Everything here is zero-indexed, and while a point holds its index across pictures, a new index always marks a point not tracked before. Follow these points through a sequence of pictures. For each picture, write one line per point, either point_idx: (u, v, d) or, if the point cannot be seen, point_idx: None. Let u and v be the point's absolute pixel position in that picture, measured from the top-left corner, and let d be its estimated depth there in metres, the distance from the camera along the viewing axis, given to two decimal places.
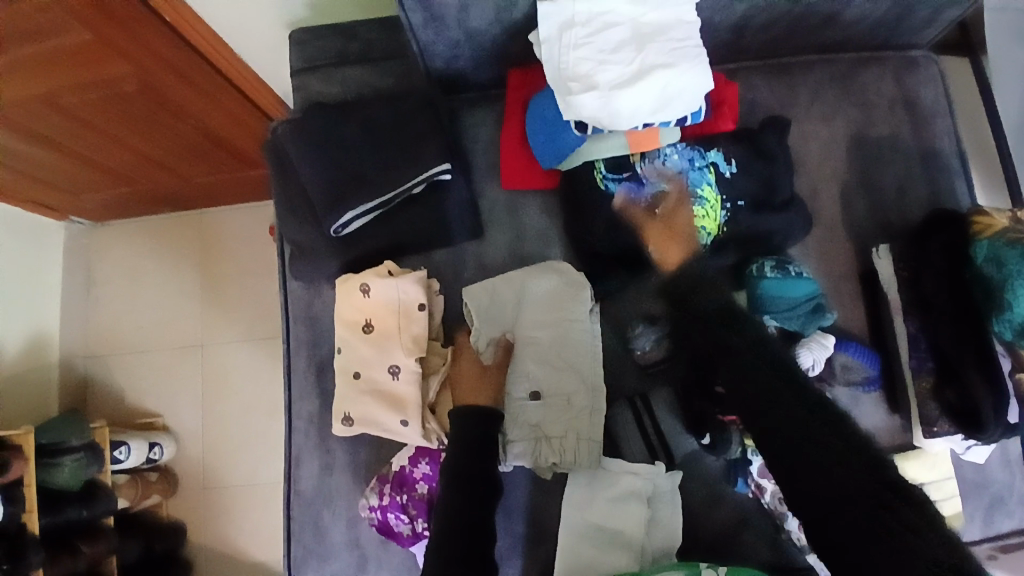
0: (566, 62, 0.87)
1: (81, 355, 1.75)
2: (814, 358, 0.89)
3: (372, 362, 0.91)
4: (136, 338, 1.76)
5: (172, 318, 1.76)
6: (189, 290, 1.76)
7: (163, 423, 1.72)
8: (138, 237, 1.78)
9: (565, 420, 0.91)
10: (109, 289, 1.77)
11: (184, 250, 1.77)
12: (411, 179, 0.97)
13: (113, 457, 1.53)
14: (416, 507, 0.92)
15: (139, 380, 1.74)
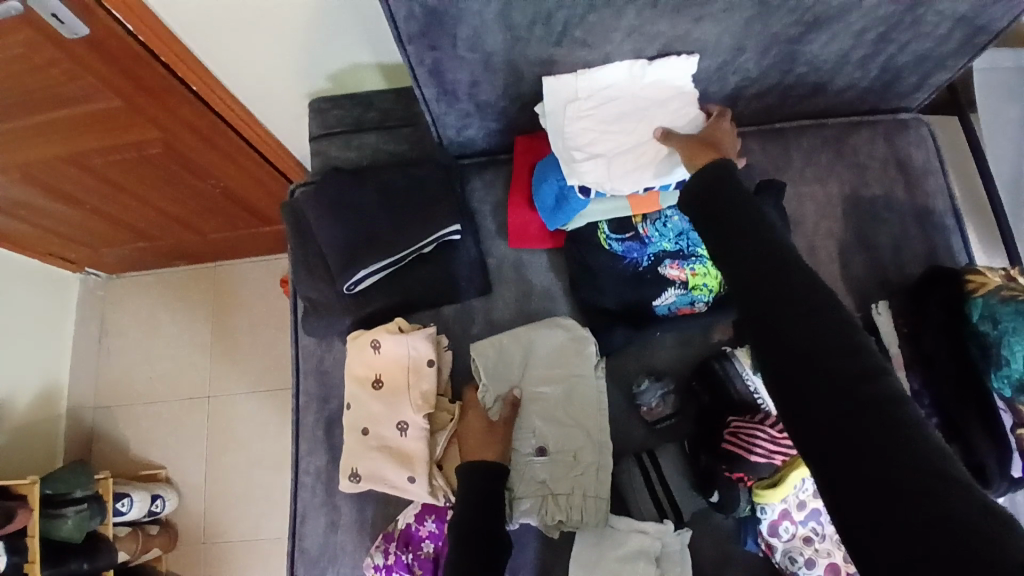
0: (570, 133, 0.93)
1: (91, 406, 1.76)
2: None
3: (381, 418, 0.92)
4: (145, 389, 1.77)
5: (182, 369, 1.78)
6: (200, 341, 1.79)
7: (167, 475, 1.72)
8: (153, 289, 1.83)
9: (572, 478, 0.91)
10: (122, 340, 1.81)
11: (197, 302, 1.81)
12: (422, 239, 1.01)
13: (116, 509, 1.52)
14: (423, 567, 0.92)
15: (146, 431, 1.75)
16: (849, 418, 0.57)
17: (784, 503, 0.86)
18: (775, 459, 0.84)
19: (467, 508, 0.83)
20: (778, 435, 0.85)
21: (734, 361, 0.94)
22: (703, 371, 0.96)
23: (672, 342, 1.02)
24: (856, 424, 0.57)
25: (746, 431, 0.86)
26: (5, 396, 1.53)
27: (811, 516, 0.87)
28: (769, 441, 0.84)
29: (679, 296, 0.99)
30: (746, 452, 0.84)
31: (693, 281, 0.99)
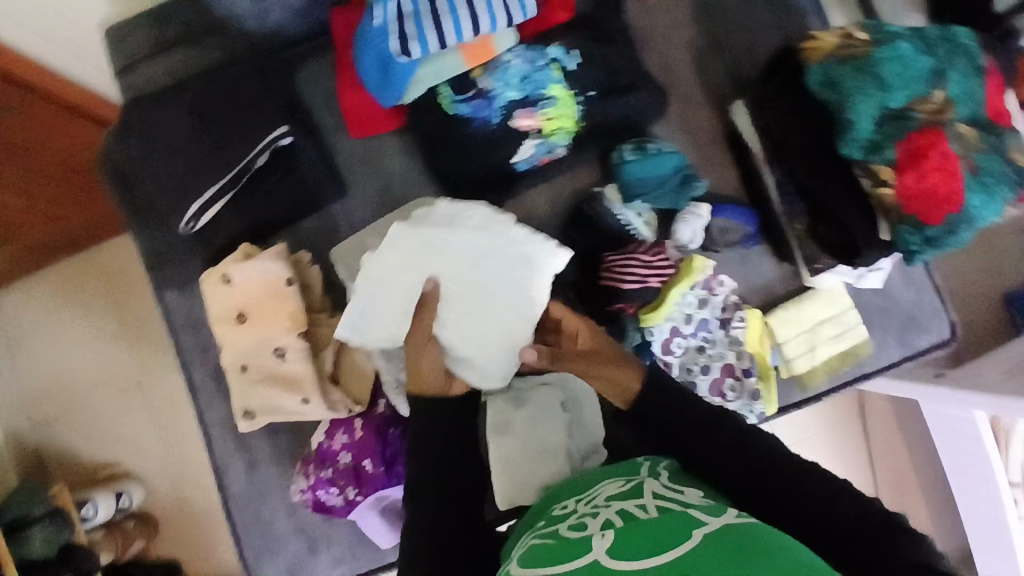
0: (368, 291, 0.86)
1: (26, 428, 1.69)
2: (692, 228, 0.91)
3: (256, 351, 0.87)
4: (71, 397, 1.69)
5: (102, 367, 1.69)
6: (108, 333, 1.69)
7: (126, 469, 1.68)
8: (40, 294, 1.69)
9: None
10: (30, 355, 1.69)
11: (92, 296, 1.69)
12: (250, 151, 0.91)
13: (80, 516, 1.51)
14: (343, 478, 0.90)
15: (89, 435, 1.68)
16: (770, 488, 0.67)
17: (671, 321, 0.92)
18: (648, 281, 0.88)
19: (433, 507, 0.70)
20: (651, 259, 0.89)
21: (602, 198, 0.94)
22: (581, 220, 0.95)
23: (543, 197, 0.98)
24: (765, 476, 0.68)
25: (617, 265, 0.89)
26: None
27: (701, 327, 0.93)
28: (643, 266, 0.88)
29: (536, 146, 0.92)
30: (618, 284, 0.88)
31: (548, 127, 0.91)
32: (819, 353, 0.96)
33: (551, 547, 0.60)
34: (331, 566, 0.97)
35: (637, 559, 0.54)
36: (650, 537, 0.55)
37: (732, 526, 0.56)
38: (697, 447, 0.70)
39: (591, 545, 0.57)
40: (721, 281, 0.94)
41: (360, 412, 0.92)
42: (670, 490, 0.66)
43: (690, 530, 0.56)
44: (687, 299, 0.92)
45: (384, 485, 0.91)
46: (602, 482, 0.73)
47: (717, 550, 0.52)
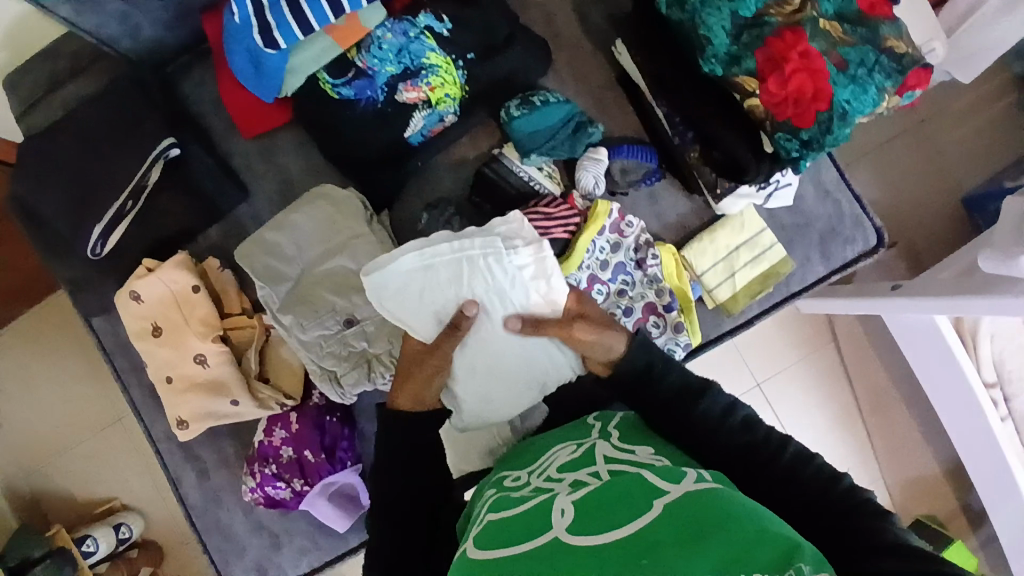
0: (403, 293, 0.76)
1: (19, 478, 1.70)
2: (594, 173, 0.90)
3: (178, 362, 0.89)
4: (55, 442, 1.70)
5: (79, 407, 1.70)
6: (80, 374, 1.70)
7: (122, 502, 1.69)
8: (5, 347, 1.70)
9: (388, 335, 0.88)
10: (8, 408, 1.71)
11: (56, 341, 1.70)
12: (140, 167, 0.90)
13: (85, 552, 1.54)
14: (288, 471, 0.92)
15: (79, 476, 1.70)
16: (752, 462, 0.61)
17: (586, 269, 0.90)
18: (551, 232, 0.88)
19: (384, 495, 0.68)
20: (551, 211, 0.89)
21: (502, 160, 0.93)
22: (483, 183, 0.94)
23: (444, 167, 0.98)
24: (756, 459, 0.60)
25: None
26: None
27: (618, 270, 0.93)
28: (544, 219, 0.89)
29: (426, 117, 0.91)
30: None
31: (435, 96, 0.90)
32: (738, 280, 0.96)
33: (505, 524, 0.54)
34: (297, 559, 0.99)
35: (596, 533, 0.47)
36: (612, 507, 0.49)
37: (693, 491, 0.49)
38: (682, 433, 0.65)
39: (549, 522, 0.51)
40: (630, 221, 0.93)
41: (294, 405, 0.93)
42: (621, 454, 0.60)
43: (650, 500, 0.49)
44: (597, 247, 0.91)
45: (329, 471, 0.92)
46: (554, 449, 0.67)
47: (679, 518, 0.46)
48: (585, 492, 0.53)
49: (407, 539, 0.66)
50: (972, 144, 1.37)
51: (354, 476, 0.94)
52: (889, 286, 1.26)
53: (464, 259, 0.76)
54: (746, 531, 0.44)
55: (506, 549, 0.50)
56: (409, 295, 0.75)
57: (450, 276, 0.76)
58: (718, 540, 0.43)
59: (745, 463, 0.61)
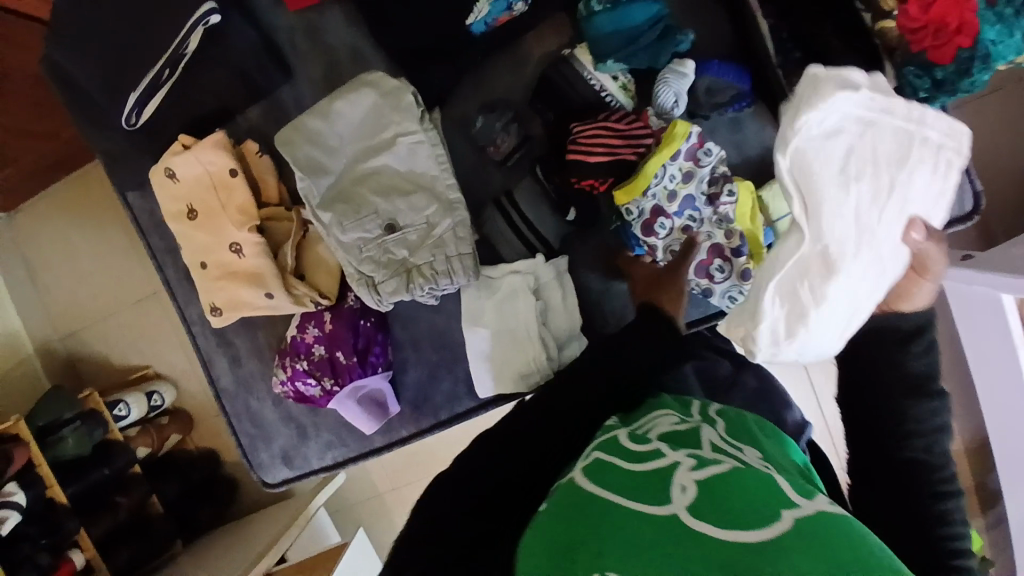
0: (817, 146, 0.61)
1: (58, 339, 1.78)
2: (676, 92, 0.79)
3: (214, 249, 0.86)
4: (94, 309, 1.76)
5: (118, 279, 1.74)
6: (118, 247, 1.72)
7: (156, 371, 1.78)
8: (47, 212, 1.72)
9: (431, 245, 0.83)
10: (50, 271, 1.76)
11: (95, 212, 1.70)
12: (177, 38, 0.79)
13: (115, 415, 1.60)
14: (319, 369, 0.91)
15: (116, 343, 1.77)
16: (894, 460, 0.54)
17: (652, 199, 0.80)
18: (620, 153, 0.79)
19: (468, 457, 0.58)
20: (623, 128, 0.79)
21: (574, 64, 0.82)
22: (548, 89, 0.84)
23: (506, 65, 0.88)
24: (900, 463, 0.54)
25: (588, 134, 0.79)
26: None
27: (686, 204, 0.82)
28: (614, 137, 0.79)
29: (492, 4, 0.80)
30: (585, 155, 0.78)
31: None
32: None
33: (617, 477, 0.50)
34: (323, 451, 1.01)
35: (721, 524, 0.41)
36: (738, 496, 0.43)
37: (823, 515, 0.43)
38: (862, 385, 0.57)
39: (667, 495, 0.45)
40: (708, 149, 0.81)
41: (328, 305, 0.90)
42: (727, 446, 0.55)
43: (779, 507, 0.42)
44: (664, 175, 0.80)
45: (359, 374, 0.91)
46: (656, 411, 0.61)
47: (810, 533, 0.39)
48: (710, 474, 0.47)
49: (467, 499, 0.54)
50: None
51: (383, 382, 0.93)
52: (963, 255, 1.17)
53: (884, 133, 0.63)
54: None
55: (620, 501, 0.46)
56: (818, 148, 0.61)
57: (866, 148, 0.62)
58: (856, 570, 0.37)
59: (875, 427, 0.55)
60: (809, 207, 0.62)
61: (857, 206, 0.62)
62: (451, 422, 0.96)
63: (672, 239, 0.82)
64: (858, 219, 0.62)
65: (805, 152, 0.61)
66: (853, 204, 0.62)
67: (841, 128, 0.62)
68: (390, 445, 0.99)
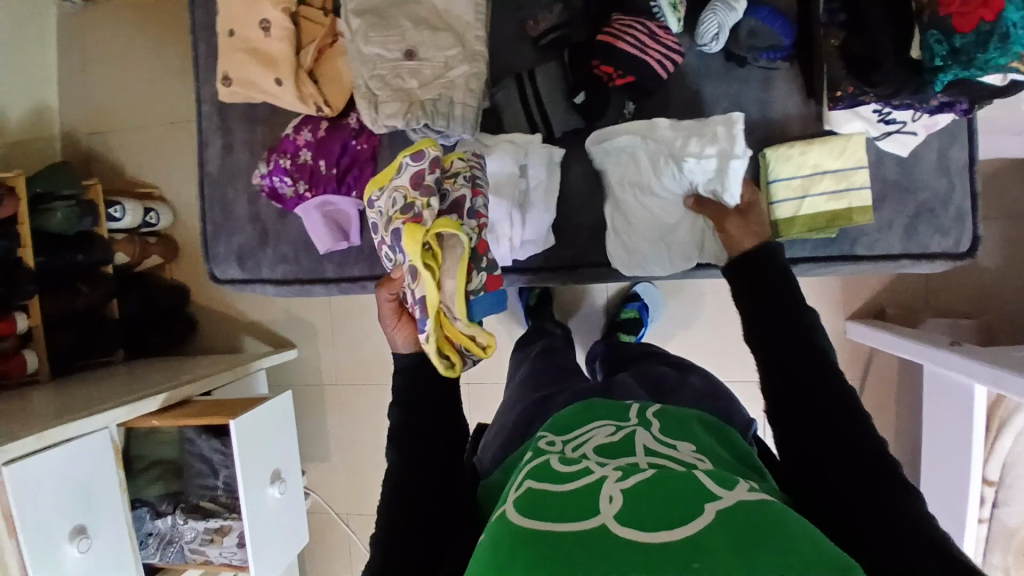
0: (607, 160, 0.88)
1: (84, 132, 1.85)
2: (720, 22, 0.82)
3: (245, 20, 0.89)
4: (125, 114, 1.82)
5: (158, 94, 1.80)
6: (169, 65, 1.78)
7: (161, 195, 1.85)
8: (119, 14, 1.78)
9: (440, 85, 0.86)
10: (98, 66, 1.81)
11: (163, 22, 1.76)
12: None
13: (109, 214, 1.66)
14: (299, 171, 0.94)
15: (134, 153, 1.84)
16: (828, 450, 0.56)
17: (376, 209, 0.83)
18: (644, 51, 0.80)
19: (416, 456, 0.70)
20: (656, 32, 0.81)
21: None
22: None
23: None
24: (845, 444, 0.56)
25: (622, 23, 0.81)
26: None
27: (394, 236, 0.79)
28: (644, 35, 0.81)
29: None
30: (615, 37, 0.80)
31: None
32: (806, 206, 0.88)
33: (550, 494, 0.52)
34: (275, 264, 1.04)
35: (646, 529, 0.47)
36: (663, 505, 0.48)
37: (750, 501, 0.49)
38: (796, 391, 0.60)
39: (597, 505, 0.50)
40: (429, 162, 0.81)
41: (330, 116, 0.93)
42: (661, 446, 0.61)
43: (702, 503, 0.49)
44: (386, 197, 0.81)
45: (333, 190, 0.94)
46: (594, 424, 0.67)
47: (737, 527, 0.46)
48: (635, 482, 0.51)
49: (432, 487, 0.68)
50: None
51: (353, 209, 0.95)
52: (948, 343, 1.25)
53: (650, 148, 0.86)
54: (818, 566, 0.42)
55: (554, 523, 0.49)
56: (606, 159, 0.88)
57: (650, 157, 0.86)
58: (777, 556, 0.43)
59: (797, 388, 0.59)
60: (616, 199, 0.89)
61: (635, 185, 0.88)
62: None
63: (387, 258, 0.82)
64: (638, 194, 0.88)
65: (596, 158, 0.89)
66: (630, 179, 0.88)
67: (609, 148, 0.87)
68: (338, 279, 1.02)
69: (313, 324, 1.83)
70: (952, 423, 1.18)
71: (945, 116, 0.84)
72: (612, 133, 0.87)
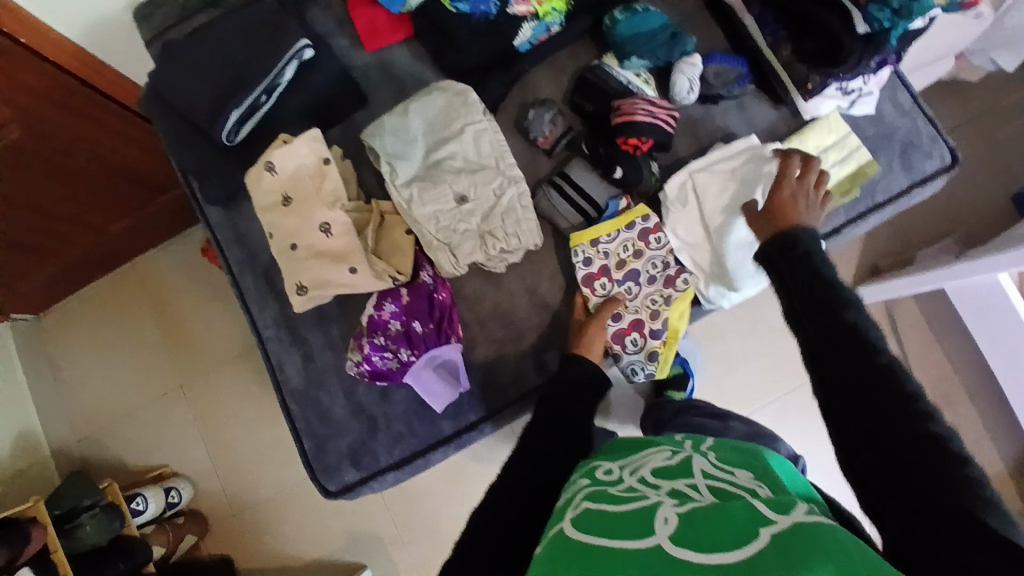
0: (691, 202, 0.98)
1: (73, 442, 1.69)
2: (689, 76, 0.99)
3: (303, 230, 0.96)
4: (116, 407, 1.71)
5: (143, 371, 1.71)
6: (146, 340, 1.72)
7: (173, 471, 1.67)
8: (83, 311, 1.74)
9: (500, 213, 0.96)
10: (71, 370, 1.73)
11: (131, 306, 1.73)
12: (279, 63, 0.98)
13: (133, 510, 1.49)
14: (395, 340, 0.96)
15: (134, 441, 1.69)
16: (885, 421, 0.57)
17: (596, 250, 0.97)
18: (656, 116, 0.96)
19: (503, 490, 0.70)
20: (655, 100, 0.97)
21: (603, 67, 1.02)
22: (585, 86, 1.02)
23: (547, 76, 1.07)
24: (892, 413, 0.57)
25: (628, 104, 0.96)
26: None
27: (630, 276, 0.98)
28: (648, 104, 0.96)
29: (534, 28, 1.01)
30: (631, 117, 0.95)
31: (543, 9, 1.00)
32: (831, 178, 1.01)
33: (606, 518, 0.57)
34: (391, 446, 1.01)
35: (695, 549, 0.50)
36: (716, 527, 0.51)
37: (806, 522, 0.51)
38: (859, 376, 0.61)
39: (652, 527, 0.54)
40: (659, 236, 0.99)
41: (405, 282, 0.98)
42: (719, 470, 0.63)
43: (756, 526, 0.51)
44: (617, 242, 0.98)
45: (434, 343, 0.96)
46: (650, 451, 0.70)
47: (786, 542, 0.48)
48: (689, 507, 0.55)
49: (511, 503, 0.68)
50: (980, 149, 1.54)
51: (457, 351, 0.97)
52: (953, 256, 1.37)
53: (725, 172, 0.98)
54: (863, 571, 0.45)
55: (609, 539, 0.54)
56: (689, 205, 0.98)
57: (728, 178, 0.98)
58: (832, 564, 0.45)
59: (869, 363, 0.61)
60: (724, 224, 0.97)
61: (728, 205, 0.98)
62: (529, 394, 1.00)
63: (602, 286, 0.98)
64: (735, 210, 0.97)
65: (677, 205, 0.98)
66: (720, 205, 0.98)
67: (684, 191, 0.99)
68: (458, 431, 1.01)
69: (380, 532, 1.61)
70: (1006, 315, 1.25)
71: (886, 70, 1.01)
72: (682, 181, 0.99)
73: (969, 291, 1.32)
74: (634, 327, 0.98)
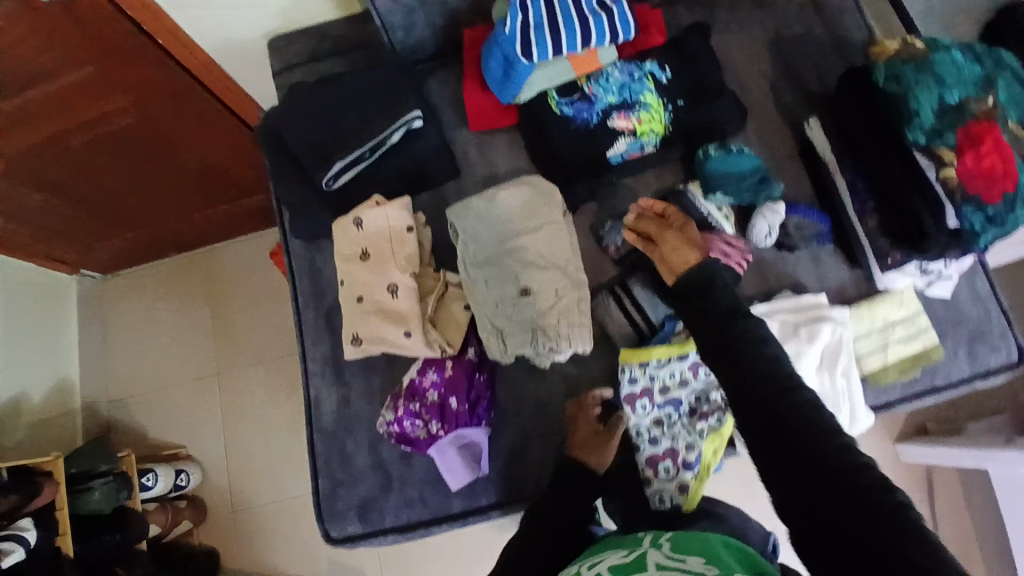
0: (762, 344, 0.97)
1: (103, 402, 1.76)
2: (769, 223, 1.01)
3: (372, 285, 1.01)
4: (152, 381, 1.77)
5: (186, 354, 1.78)
6: (196, 325, 1.80)
7: (187, 454, 1.72)
8: (146, 284, 1.83)
9: (557, 312, 0.98)
10: (121, 335, 1.80)
11: (191, 291, 1.81)
12: (389, 127, 1.05)
13: (142, 483, 1.52)
14: (429, 412, 0.98)
15: (160, 417, 1.75)
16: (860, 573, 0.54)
17: (644, 373, 0.97)
18: (729, 257, 0.97)
19: None
20: (731, 241, 0.99)
21: (687, 194, 1.04)
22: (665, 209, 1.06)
23: (631, 188, 1.10)
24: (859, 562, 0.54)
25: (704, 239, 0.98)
26: (20, 394, 1.52)
27: (671, 402, 0.98)
28: (724, 244, 0.98)
29: (629, 143, 1.05)
30: None
31: (641, 128, 1.04)
32: (891, 353, 0.99)
33: None
34: (400, 509, 1.03)
35: None
36: None
37: None
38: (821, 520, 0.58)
39: None
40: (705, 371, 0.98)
41: (452, 355, 1.00)
42: (672, 562, 0.61)
43: None
44: (664, 369, 0.96)
45: (465, 422, 0.99)
46: (607, 553, 0.69)
47: None
48: None
49: None
50: None
51: (483, 436, 0.99)
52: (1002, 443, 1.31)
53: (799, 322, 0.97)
54: None
55: None
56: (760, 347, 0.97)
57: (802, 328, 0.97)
58: None
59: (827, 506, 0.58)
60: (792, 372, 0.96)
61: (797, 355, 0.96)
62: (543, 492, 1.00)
63: (641, 407, 0.97)
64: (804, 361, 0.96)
65: None
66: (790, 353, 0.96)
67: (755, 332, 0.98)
68: (468, 511, 1.02)
69: (362, 568, 1.61)
70: None
71: (969, 258, 1.00)
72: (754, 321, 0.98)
73: (1013, 483, 1.26)
74: (667, 455, 0.97)
